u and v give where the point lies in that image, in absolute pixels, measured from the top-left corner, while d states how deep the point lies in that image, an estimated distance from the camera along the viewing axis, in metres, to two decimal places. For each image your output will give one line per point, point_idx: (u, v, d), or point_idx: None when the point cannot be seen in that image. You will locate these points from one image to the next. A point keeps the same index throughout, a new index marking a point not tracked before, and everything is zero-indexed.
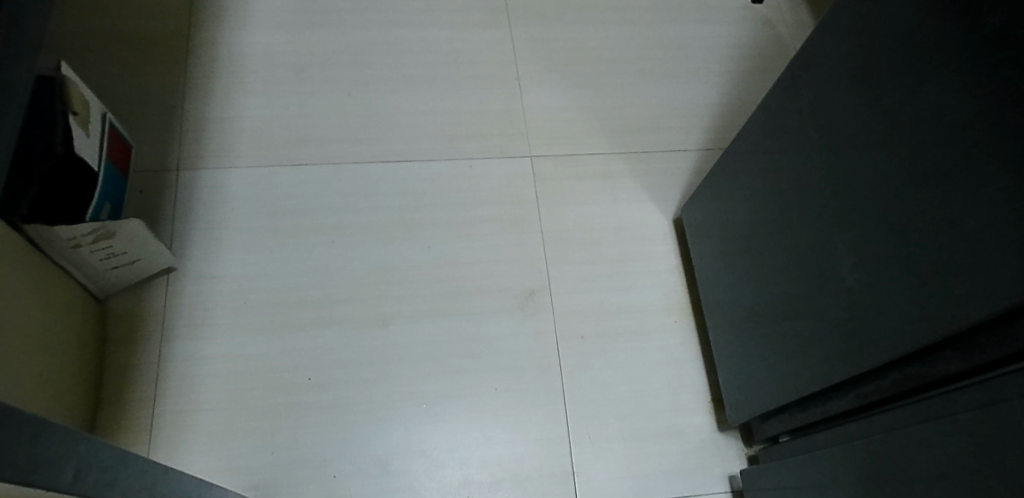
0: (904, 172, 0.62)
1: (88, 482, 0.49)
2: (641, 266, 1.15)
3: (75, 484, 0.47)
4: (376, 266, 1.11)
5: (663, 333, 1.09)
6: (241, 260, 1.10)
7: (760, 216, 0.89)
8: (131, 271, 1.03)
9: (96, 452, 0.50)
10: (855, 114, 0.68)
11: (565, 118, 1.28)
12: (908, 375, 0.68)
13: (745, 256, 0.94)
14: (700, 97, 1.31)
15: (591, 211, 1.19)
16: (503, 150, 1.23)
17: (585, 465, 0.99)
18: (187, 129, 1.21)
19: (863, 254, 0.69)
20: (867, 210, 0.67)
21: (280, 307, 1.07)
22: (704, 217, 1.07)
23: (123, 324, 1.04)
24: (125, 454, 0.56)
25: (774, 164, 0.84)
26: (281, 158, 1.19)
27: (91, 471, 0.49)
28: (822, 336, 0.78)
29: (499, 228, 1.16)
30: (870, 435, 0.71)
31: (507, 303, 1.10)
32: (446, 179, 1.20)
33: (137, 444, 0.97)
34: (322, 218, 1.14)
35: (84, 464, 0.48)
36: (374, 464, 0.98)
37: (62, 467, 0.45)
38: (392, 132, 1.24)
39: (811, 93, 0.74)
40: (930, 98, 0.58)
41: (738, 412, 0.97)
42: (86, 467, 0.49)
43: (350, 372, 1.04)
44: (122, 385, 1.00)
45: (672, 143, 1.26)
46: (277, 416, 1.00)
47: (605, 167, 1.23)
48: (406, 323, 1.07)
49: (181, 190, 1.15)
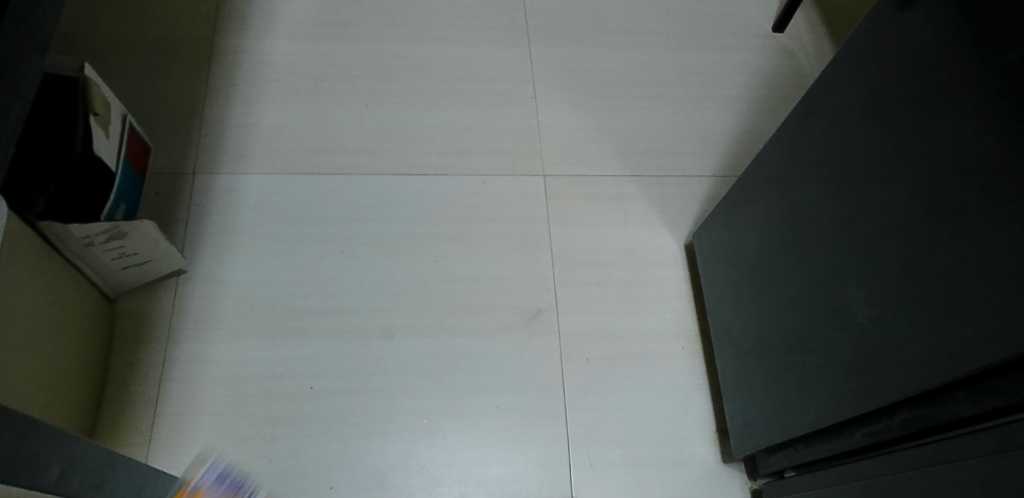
0: (921, 211, 0.63)
1: (71, 484, 0.49)
2: (650, 291, 1.15)
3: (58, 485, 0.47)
4: (383, 277, 1.11)
5: (670, 359, 1.09)
6: (250, 265, 1.10)
7: (771, 249, 0.90)
8: (141, 271, 1.03)
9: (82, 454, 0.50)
10: (870, 152, 0.68)
11: (580, 139, 1.28)
12: (917, 416, 0.67)
13: (755, 287, 0.94)
14: (715, 125, 1.32)
15: (601, 232, 1.19)
16: (516, 168, 1.24)
17: (584, 489, 0.99)
18: (205, 134, 1.21)
19: (876, 292, 0.69)
20: (881, 249, 0.68)
21: (286, 314, 1.07)
22: (715, 245, 1.08)
23: (131, 325, 1.04)
24: (114, 455, 0.55)
25: (788, 196, 0.84)
26: (296, 165, 1.20)
27: (75, 473, 0.49)
28: (831, 372, 0.77)
29: (509, 246, 1.16)
30: (878, 475, 0.70)
31: (513, 322, 1.10)
32: (457, 195, 1.20)
33: (137, 445, 0.96)
34: (332, 227, 1.15)
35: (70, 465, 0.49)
36: (371, 478, 0.97)
37: (42, 468, 0.45)
38: (407, 145, 1.24)
39: (827, 130, 0.75)
40: (946, 138, 0.59)
41: (744, 443, 0.97)
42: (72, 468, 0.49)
43: (352, 382, 1.03)
44: (125, 386, 1.00)
45: (686, 168, 1.27)
46: (277, 424, 0.99)
47: (617, 189, 1.24)
48: (409, 336, 1.07)
49: (195, 193, 1.15)
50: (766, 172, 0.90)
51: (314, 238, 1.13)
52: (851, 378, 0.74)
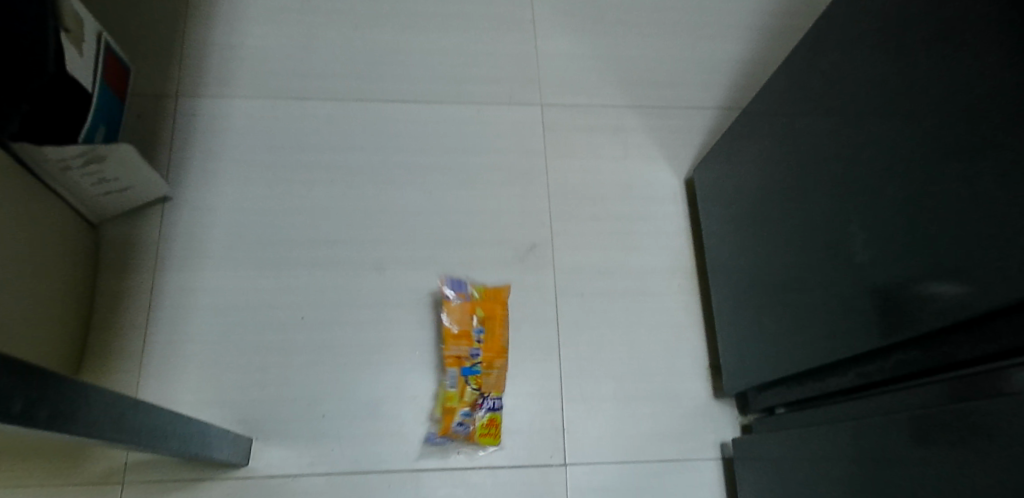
0: (930, 148, 0.60)
1: (41, 414, 0.49)
2: (647, 226, 1.13)
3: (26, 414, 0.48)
4: (374, 208, 1.08)
5: (665, 296, 1.08)
6: (237, 193, 1.07)
7: (773, 185, 0.87)
8: (123, 198, 1.00)
9: (50, 384, 0.50)
10: (884, 84, 0.65)
11: (580, 67, 1.23)
12: (910, 359, 0.67)
13: (754, 224, 0.92)
14: (722, 54, 1.26)
15: (600, 165, 1.16)
16: (513, 96, 1.19)
17: (576, 422, 0.99)
18: (187, 54, 1.15)
19: (878, 231, 0.67)
20: (886, 187, 0.65)
21: (274, 244, 1.04)
22: (715, 180, 1.05)
23: (116, 252, 1.01)
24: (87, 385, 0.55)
25: (793, 129, 0.81)
26: (283, 89, 1.15)
27: (45, 403, 0.50)
28: (827, 312, 0.76)
29: (505, 177, 1.13)
30: (869, 415, 0.71)
31: (508, 256, 1.08)
32: (452, 124, 1.16)
33: (128, 373, 0.96)
34: (320, 155, 1.11)
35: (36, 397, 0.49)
36: (364, 408, 0.97)
37: (7, 399, 0.46)
38: (399, 70, 1.19)
39: (840, 60, 0.71)
40: (962, 69, 0.56)
41: (736, 380, 0.97)
42: (39, 401, 0.49)
43: (344, 313, 1.02)
44: (113, 313, 0.98)
45: (690, 100, 1.22)
46: (269, 354, 0.98)
47: (618, 121, 1.19)
48: (402, 268, 1.05)
49: (178, 117, 1.11)
50: (772, 105, 0.86)
51: (303, 166, 1.10)
52: (847, 318, 0.73)
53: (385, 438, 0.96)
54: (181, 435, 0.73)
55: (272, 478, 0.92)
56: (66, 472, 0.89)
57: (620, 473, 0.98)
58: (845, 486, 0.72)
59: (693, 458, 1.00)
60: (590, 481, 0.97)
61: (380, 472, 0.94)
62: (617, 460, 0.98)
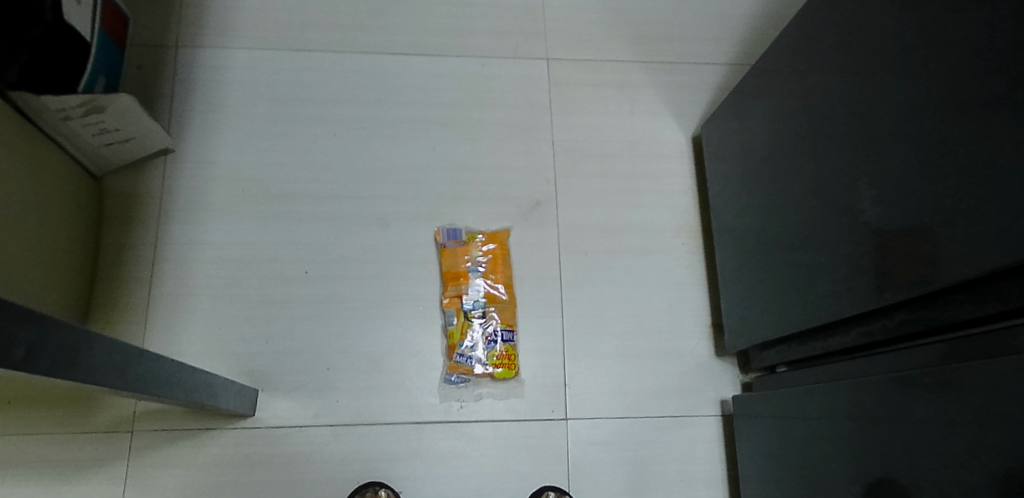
0: (945, 104, 0.59)
1: (43, 360, 0.50)
2: (653, 184, 1.12)
3: (28, 360, 0.48)
4: (377, 163, 1.07)
5: (669, 254, 1.08)
6: (239, 146, 1.06)
7: (781, 143, 0.86)
8: (125, 149, 0.99)
9: (52, 331, 0.50)
10: (901, 37, 0.63)
11: (587, 20, 1.20)
12: (916, 317, 0.67)
13: (761, 182, 0.91)
14: (734, 8, 1.23)
15: (606, 122, 1.14)
16: (519, 49, 1.17)
17: (578, 378, 1.00)
18: (186, 3, 1.13)
19: (887, 189, 0.66)
20: (897, 145, 0.64)
21: (277, 197, 1.04)
22: (722, 138, 1.03)
23: (120, 204, 1.01)
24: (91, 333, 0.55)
25: (803, 84, 0.79)
26: (284, 40, 1.12)
27: (46, 349, 0.50)
28: (832, 271, 0.76)
29: (509, 133, 1.12)
30: (869, 373, 0.71)
31: (512, 213, 1.07)
32: (456, 77, 1.14)
33: (134, 324, 0.96)
34: (323, 108, 1.09)
35: (37, 341, 0.49)
36: (368, 361, 0.98)
37: (8, 345, 0.46)
38: (402, 21, 1.16)
39: (855, 12, 0.69)
40: (984, 23, 0.55)
41: (738, 339, 0.97)
42: (40, 344, 0.49)
43: (347, 268, 1.02)
44: (118, 265, 0.99)
45: (700, 55, 1.20)
46: (273, 307, 0.99)
47: (625, 76, 1.17)
48: (405, 224, 1.05)
49: (179, 67, 1.09)
50: (783, 60, 0.84)
51: (305, 120, 1.08)
52: (852, 278, 0.72)
53: (389, 390, 0.97)
54: (186, 384, 0.74)
55: (278, 429, 0.94)
56: (76, 420, 0.91)
57: (620, 428, 0.99)
58: (844, 443, 0.72)
59: (693, 414, 1.01)
60: (591, 436, 0.98)
61: (384, 424, 0.95)
62: (618, 416, 0.99)
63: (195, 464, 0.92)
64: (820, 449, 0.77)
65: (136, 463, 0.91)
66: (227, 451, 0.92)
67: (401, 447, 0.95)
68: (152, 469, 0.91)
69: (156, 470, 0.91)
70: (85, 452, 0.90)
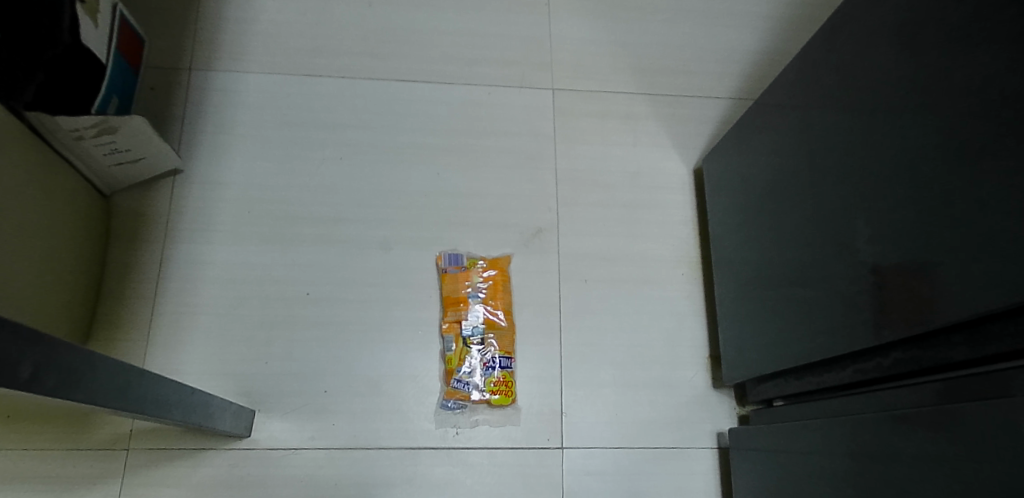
0: (938, 147, 0.60)
1: (45, 381, 0.51)
2: (653, 214, 1.13)
3: (31, 381, 0.49)
4: (380, 187, 1.09)
5: (669, 285, 1.09)
6: (246, 168, 1.08)
7: (780, 177, 0.87)
8: (135, 169, 1.01)
9: (57, 352, 0.51)
10: (897, 79, 0.65)
11: (593, 53, 1.22)
12: (910, 357, 0.68)
13: (761, 215, 0.92)
14: (737, 44, 1.25)
15: (609, 152, 1.16)
16: (525, 80, 1.19)
17: (574, 407, 1.00)
18: (201, 28, 1.16)
19: (884, 229, 0.67)
20: (893, 185, 0.65)
21: (282, 220, 1.05)
22: (723, 171, 1.05)
23: (127, 222, 1.03)
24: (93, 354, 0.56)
25: (803, 120, 0.81)
26: (295, 66, 1.15)
27: (50, 370, 0.51)
28: (827, 307, 0.77)
29: (513, 161, 1.13)
30: (865, 411, 0.71)
31: (513, 239, 1.08)
32: (462, 105, 1.16)
33: (135, 341, 0.97)
34: (330, 132, 1.11)
35: (42, 363, 0.50)
36: (365, 384, 0.98)
37: (15, 366, 0.47)
38: (412, 50, 1.18)
39: (854, 54, 0.71)
40: (977, 69, 0.57)
41: (734, 371, 0.97)
42: (45, 366, 0.50)
43: (347, 291, 1.03)
44: (122, 281, 1.00)
45: (704, 89, 1.22)
46: (273, 328, 1.00)
47: (629, 108, 1.19)
48: (407, 249, 1.06)
49: (191, 90, 1.11)
50: (784, 96, 0.86)
51: (313, 143, 1.10)
52: (848, 315, 0.73)
53: (385, 414, 0.97)
54: (185, 405, 0.74)
55: (274, 451, 0.94)
56: (73, 436, 0.92)
57: (615, 458, 0.99)
58: (838, 480, 0.72)
59: (688, 446, 1.01)
60: (586, 465, 0.98)
61: (379, 448, 0.96)
62: (613, 446, 0.99)
63: (189, 484, 0.92)
64: (814, 485, 0.77)
65: (131, 480, 0.91)
66: (221, 472, 0.93)
67: (395, 472, 0.95)
68: (146, 488, 0.91)
69: (150, 489, 0.91)
70: (80, 468, 0.91)
